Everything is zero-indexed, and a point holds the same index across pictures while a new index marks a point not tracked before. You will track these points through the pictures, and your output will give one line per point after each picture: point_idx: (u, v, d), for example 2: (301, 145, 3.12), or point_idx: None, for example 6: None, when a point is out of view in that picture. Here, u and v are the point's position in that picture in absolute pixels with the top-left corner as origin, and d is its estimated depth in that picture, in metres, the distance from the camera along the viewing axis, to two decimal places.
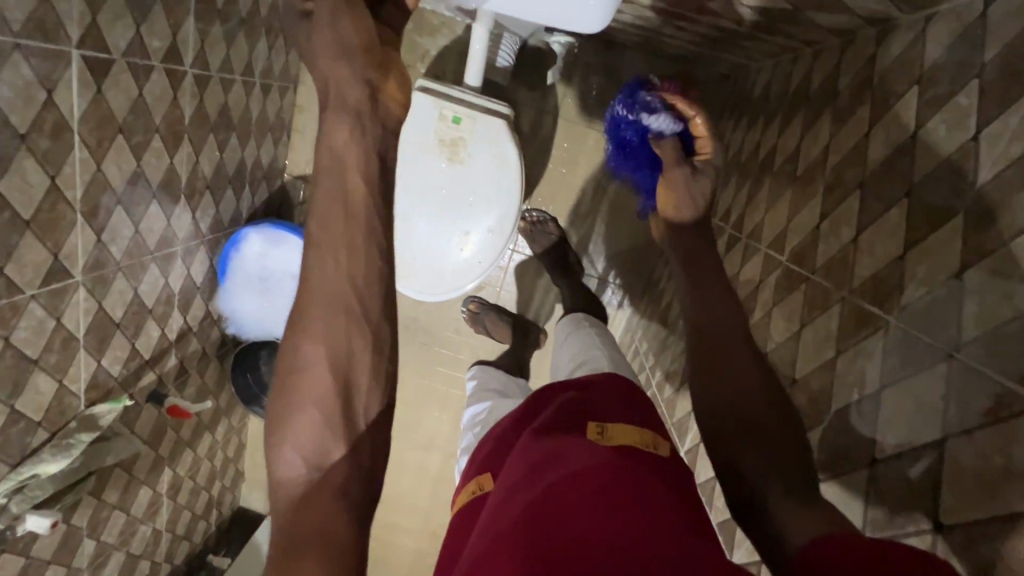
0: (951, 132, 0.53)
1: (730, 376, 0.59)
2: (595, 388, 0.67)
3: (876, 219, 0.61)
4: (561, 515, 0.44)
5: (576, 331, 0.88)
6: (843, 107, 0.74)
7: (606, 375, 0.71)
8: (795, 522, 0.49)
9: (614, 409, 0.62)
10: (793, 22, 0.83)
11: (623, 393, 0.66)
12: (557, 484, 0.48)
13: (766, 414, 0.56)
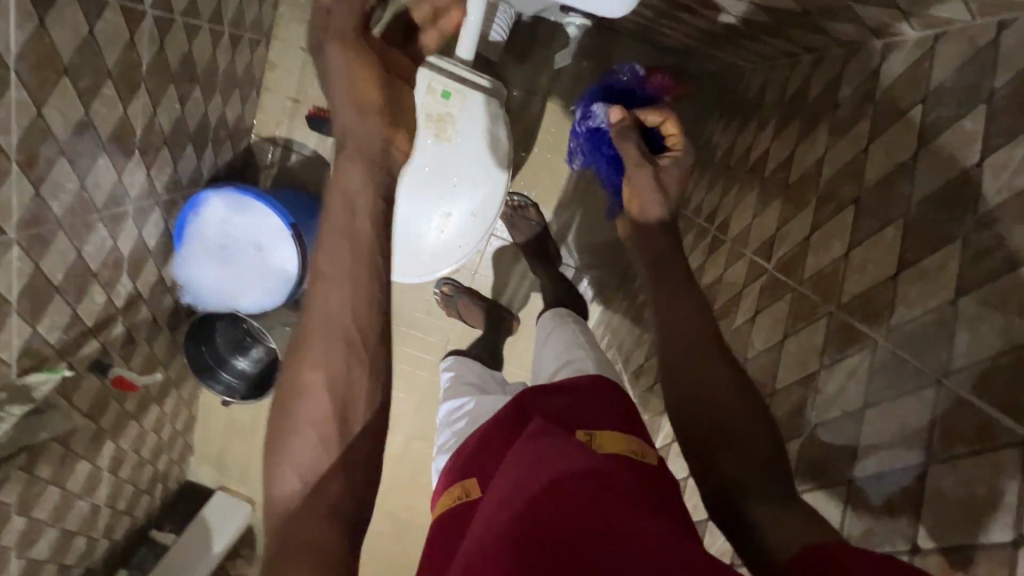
0: (955, 156, 0.53)
1: (706, 383, 0.57)
2: (580, 395, 0.66)
3: (870, 236, 0.61)
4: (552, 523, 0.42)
5: (559, 328, 0.87)
6: (842, 119, 0.73)
7: (586, 376, 0.71)
8: (778, 538, 0.48)
9: (598, 416, 0.62)
10: (799, 26, 0.82)
11: (609, 400, 0.66)
12: (549, 488, 0.46)
13: (745, 424, 0.55)
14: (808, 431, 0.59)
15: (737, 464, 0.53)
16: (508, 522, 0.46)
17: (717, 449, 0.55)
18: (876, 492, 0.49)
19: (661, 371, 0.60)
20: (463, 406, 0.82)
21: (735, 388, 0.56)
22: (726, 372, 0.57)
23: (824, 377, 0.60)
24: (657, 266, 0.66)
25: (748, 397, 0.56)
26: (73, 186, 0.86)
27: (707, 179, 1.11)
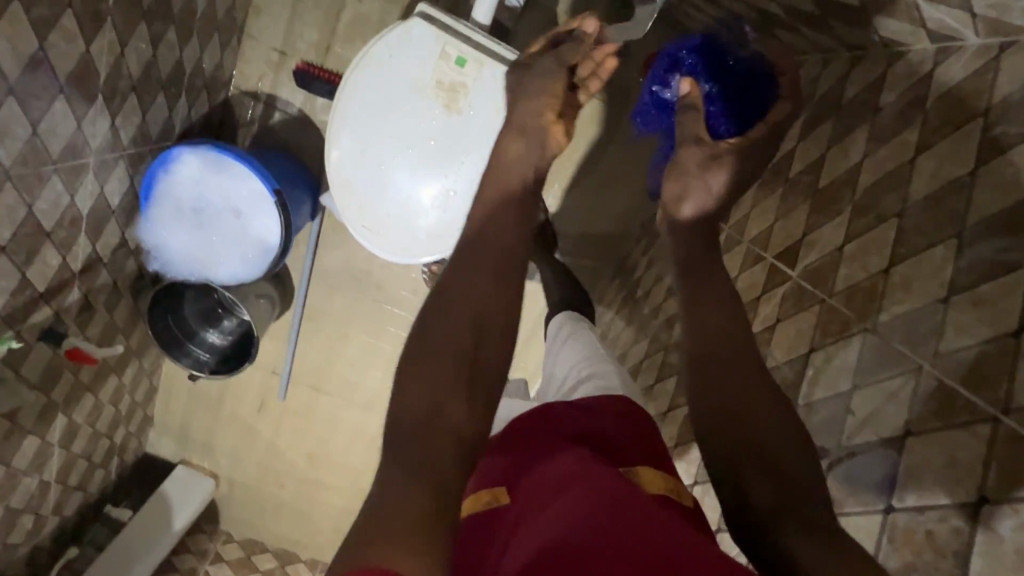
0: (1022, 177, 0.50)
1: (748, 401, 0.53)
2: (602, 411, 0.61)
3: (916, 253, 0.58)
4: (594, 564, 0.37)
5: (575, 336, 0.81)
6: (885, 125, 0.70)
7: (610, 397, 0.64)
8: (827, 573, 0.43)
9: (622, 440, 0.58)
10: (846, 21, 0.78)
11: (631, 421, 0.61)
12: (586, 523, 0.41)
13: (787, 448, 0.51)
14: (835, 455, 0.57)
15: (775, 491, 0.49)
16: (542, 557, 0.39)
17: (757, 472, 0.50)
18: (915, 526, 0.47)
19: (690, 382, 0.57)
20: None
21: (774, 404, 0.53)
22: (767, 389, 0.53)
23: (856, 397, 0.58)
24: (693, 280, 0.62)
25: (785, 416, 0.52)
26: (23, 131, 0.75)
27: None
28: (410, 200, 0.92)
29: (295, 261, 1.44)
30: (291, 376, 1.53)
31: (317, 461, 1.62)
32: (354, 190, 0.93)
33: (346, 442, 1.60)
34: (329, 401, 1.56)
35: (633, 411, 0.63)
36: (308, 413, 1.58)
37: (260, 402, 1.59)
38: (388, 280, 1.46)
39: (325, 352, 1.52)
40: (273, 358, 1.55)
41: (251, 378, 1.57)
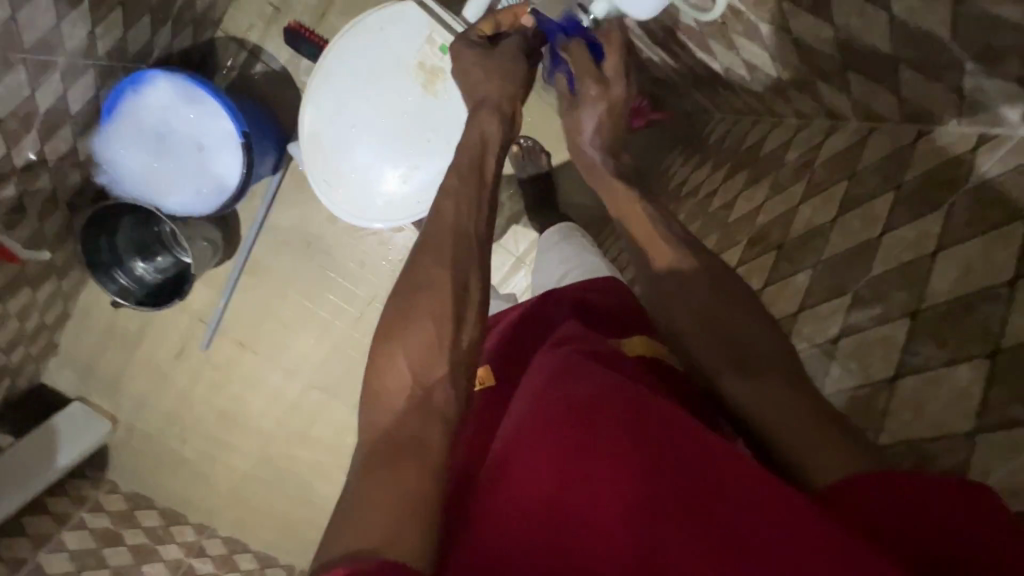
0: (862, 227, 0.63)
1: (699, 313, 0.58)
2: (603, 312, 0.72)
3: (783, 278, 0.71)
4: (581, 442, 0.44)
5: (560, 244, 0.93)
6: (785, 177, 0.81)
7: (606, 280, 0.79)
8: (809, 459, 0.48)
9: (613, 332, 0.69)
10: (757, 92, 0.90)
11: (625, 314, 0.72)
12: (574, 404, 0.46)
13: (765, 353, 0.54)
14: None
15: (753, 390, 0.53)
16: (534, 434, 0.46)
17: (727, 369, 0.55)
18: None
19: (661, 296, 0.61)
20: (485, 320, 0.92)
21: (742, 319, 0.56)
22: (725, 302, 0.57)
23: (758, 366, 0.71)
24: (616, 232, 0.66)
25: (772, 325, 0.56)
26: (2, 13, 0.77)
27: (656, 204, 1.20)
28: (371, 168, 0.99)
29: (247, 212, 1.46)
30: (219, 325, 1.51)
31: (226, 417, 1.58)
32: (322, 143, 0.99)
33: (263, 404, 1.57)
34: (254, 358, 1.54)
35: (631, 312, 0.72)
36: (230, 368, 1.55)
37: (180, 348, 1.55)
38: (339, 250, 1.48)
39: (261, 309, 1.50)
40: (203, 305, 1.52)
41: (177, 321, 1.54)
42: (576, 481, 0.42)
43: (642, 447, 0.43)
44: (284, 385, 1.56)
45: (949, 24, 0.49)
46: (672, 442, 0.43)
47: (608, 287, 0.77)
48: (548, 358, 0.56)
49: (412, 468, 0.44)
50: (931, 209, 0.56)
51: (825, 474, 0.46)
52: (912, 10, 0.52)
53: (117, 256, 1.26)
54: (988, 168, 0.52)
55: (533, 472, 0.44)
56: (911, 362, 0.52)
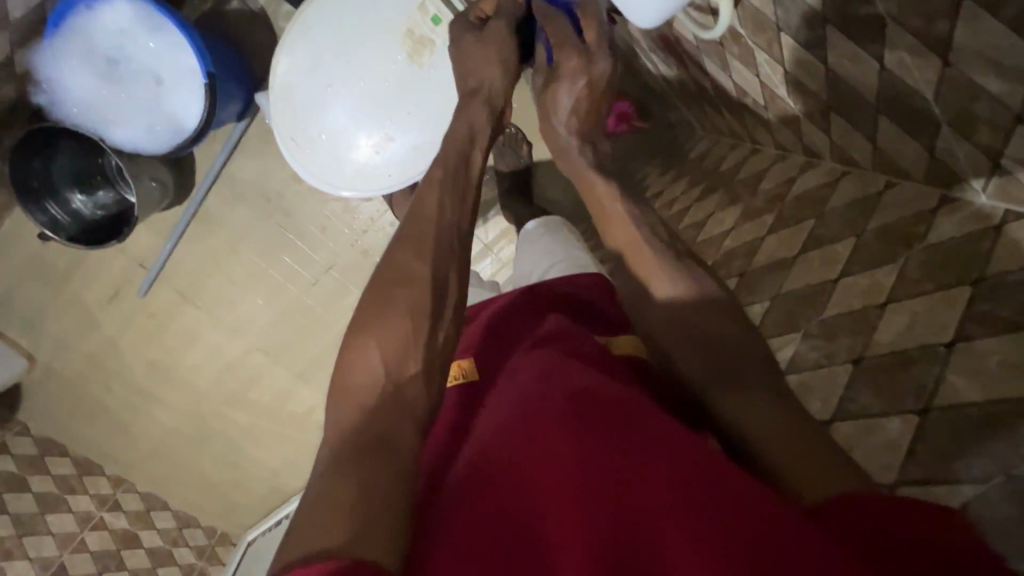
0: (822, 267, 0.64)
1: (681, 319, 0.57)
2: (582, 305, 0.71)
3: (742, 306, 0.73)
4: (552, 449, 0.42)
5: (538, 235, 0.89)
6: (757, 206, 0.82)
7: (586, 276, 0.76)
8: (789, 469, 0.46)
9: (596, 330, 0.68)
10: (740, 116, 0.90)
11: (605, 314, 0.71)
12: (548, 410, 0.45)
13: (751, 361, 0.53)
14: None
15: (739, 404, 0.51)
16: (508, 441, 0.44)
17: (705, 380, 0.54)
18: None
19: (642, 307, 0.60)
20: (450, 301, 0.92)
21: (729, 326, 0.55)
22: (705, 320, 0.56)
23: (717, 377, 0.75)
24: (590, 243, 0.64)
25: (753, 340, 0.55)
26: None
27: None
28: (343, 132, 0.94)
29: (205, 157, 1.37)
30: (160, 272, 1.40)
31: (157, 369, 1.49)
32: (294, 98, 0.93)
33: (199, 360, 1.49)
34: (194, 312, 1.45)
35: (613, 313, 0.71)
36: (166, 319, 1.45)
37: (114, 291, 1.43)
38: (300, 211, 1.41)
39: (206, 262, 1.41)
40: (144, 249, 1.40)
41: (112, 263, 1.41)
42: (554, 482, 0.40)
43: (622, 447, 0.41)
44: (224, 343, 1.48)
45: (934, 82, 0.49)
46: (660, 444, 0.41)
47: (594, 282, 0.76)
48: (534, 359, 0.55)
49: (370, 470, 0.41)
50: (887, 262, 0.57)
51: (808, 488, 0.44)
52: (903, 64, 0.51)
53: (52, 185, 1.15)
54: (946, 229, 0.54)
55: (503, 478, 0.42)
56: (847, 409, 0.54)
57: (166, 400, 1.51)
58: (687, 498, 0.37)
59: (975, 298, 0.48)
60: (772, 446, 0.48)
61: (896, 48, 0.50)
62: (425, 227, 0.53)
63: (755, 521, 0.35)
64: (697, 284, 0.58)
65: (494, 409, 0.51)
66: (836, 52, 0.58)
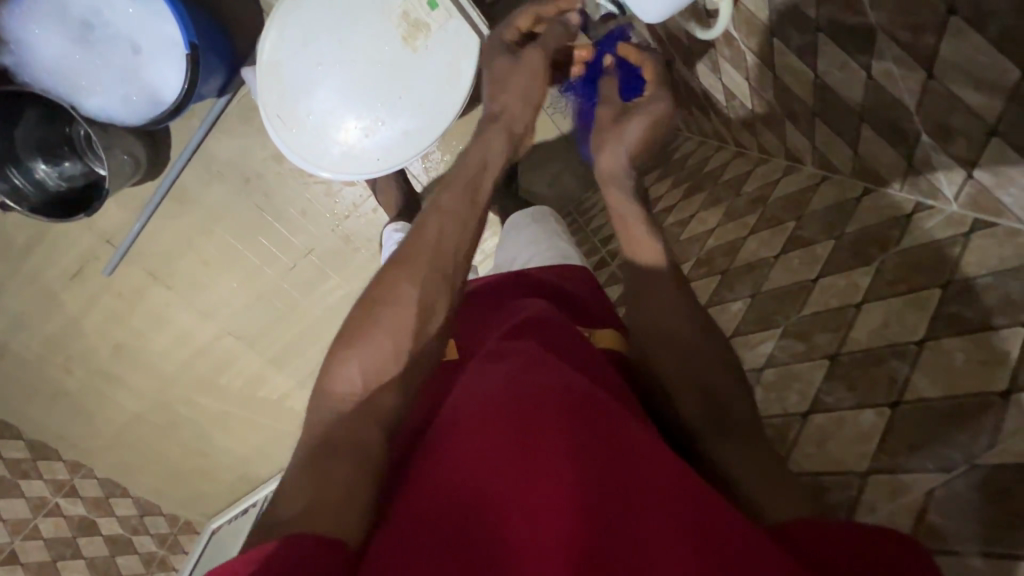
0: (801, 267, 0.67)
1: (662, 326, 0.58)
2: (571, 301, 0.71)
3: (724, 302, 0.76)
4: (530, 438, 0.41)
5: (522, 225, 0.90)
6: (739, 207, 0.84)
7: (572, 268, 0.77)
8: (760, 498, 0.47)
9: (581, 322, 0.68)
10: (725, 118, 0.93)
11: (590, 309, 0.71)
12: (530, 398, 0.44)
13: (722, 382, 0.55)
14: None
15: (723, 442, 0.53)
16: (484, 423, 0.43)
17: (690, 397, 0.55)
18: None
19: (631, 310, 0.60)
20: None
21: (704, 347, 0.56)
22: (693, 332, 0.57)
23: None
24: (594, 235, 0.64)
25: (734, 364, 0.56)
26: None
27: None
28: (333, 113, 0.92)
29: (179, 132, 1.31)
30: (128, 251, 1.34)
31: (122, 352, 1.43)
32: (281, 76, 0.91)
33: (168, 343, 1.44)
34: (163, 294, 1.39)
35: (598, 308, 0.72)
36: (134, 300, 1.39)
37: (78, 269, 1.35)
38: (279, 193, 1.36)
39: (178, 242, 1.36)
40: (111, 226, 1.33)
41: (73, 238, 1.33)
42: (527, 472, 0.39)
43: (600, 448, 0.41)
44: (194, 326, 1.44)
45: (917, 93, 0.51)
46: (639, 452, 0.42)
47: (584, 280, 0.76)
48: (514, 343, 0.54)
49: None
50: (863, 263, 0.60)
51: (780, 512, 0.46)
52: (889, 74, 0.53)
53: (13, 154, 1.09)
54: (920, 233, 0.57)
55: (473, 459, 0.41)
56: (820, 403, 0.57)
57: (129, 383, 1.46)
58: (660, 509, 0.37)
59: (944, 299, 0.51)
60: (737, 468, 0.50)
61: (885, 58, 0.52)
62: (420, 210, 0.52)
63: (716, 534, 0.35)
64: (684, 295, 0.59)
65: (466, 389, 0.50)
66: (826, 60, 0.60)
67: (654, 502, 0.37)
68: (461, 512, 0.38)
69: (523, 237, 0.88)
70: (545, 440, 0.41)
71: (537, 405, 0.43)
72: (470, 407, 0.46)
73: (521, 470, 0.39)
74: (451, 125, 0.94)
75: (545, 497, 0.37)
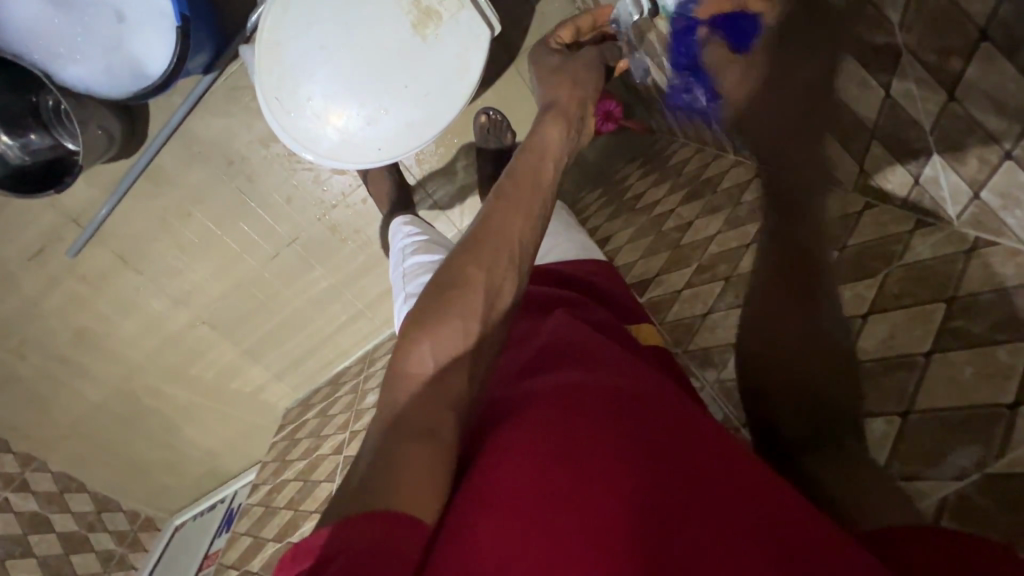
0: None
1: (793, 355, 0.56)
2: (617, 304, 0.69)
3: (727, 308, 0.78)
4: (597, 442, 0.40)
5: None
6: (741, 215, 0.85)
7: (600, 265, 0.76)
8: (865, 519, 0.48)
9: (619, 318, 0.67)
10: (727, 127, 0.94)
11: (631, 309, 0.69)
12: (594, 401, 0.43)
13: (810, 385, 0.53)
14: (707, 397, 0.76)
15: (832, 469, 0.53)
16: (546, 421, 0.42)
17: (805, 423, 0.55)
18: None
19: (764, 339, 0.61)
20: (432, 265, 0.87)
21: (798, 357, 0.56)
22: (826, 363, 0.57)
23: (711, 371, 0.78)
24: None
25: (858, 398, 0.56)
26: None
27: (608, 209, 1.24)
28: (335, 99, 0.89)
29: (158, 108, 1.23)
30: (97, 232, 1.26)
31: (85, 338, 1.34)
32: (282, 56, 0.87)
33: (137, 330, 1.37)
34: (134, 278, 1.32)
35: (634, 308, 0.70)
36: (101, 284, 1.30)
37: (38, 249, 1.25)
38: (264, 178, 1.31)
39: (151, 224, 1.28)
40: (77, 203, 1.24)
41: (31, 215, 1.23)
42: (598, 478, 0.38)
43: (669, 456, 0.40)
44: (166, 313, 1.37)
45: (935, 114, 0.53)
46: (707, 459, 0.41)
47: (626, 283, 0.74)
48: (566, 340, 0.53)
49: (420, 455, 0.39)
50: (869, 276, 0.63)
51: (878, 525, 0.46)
52: (908, 93, 0.55)
53: None
54: (924, 248, 0.59)
55: (537, 457, 0.39)
56: None
57: (91, 371, 1.37)
58: (734, 523, 0.37)
59: (948, 313, 0.53)
60: (834, 485, 0.51)
61: (906, 78, 0.54)
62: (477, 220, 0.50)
63: (794, 549, 0.36)
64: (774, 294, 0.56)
65: (520, 383, 0.48)
66: None
67: (730, 507, 0.38)
68: (534, 503, 0.37)
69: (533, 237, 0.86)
70: (613, 445, 0.40)
71: (601, 408, 0.42)
72: (526, 404, 0.44)
73: (590, 475, 0.38)
74: (455, 118, 0.93)
75: (622, 496, 0.37)
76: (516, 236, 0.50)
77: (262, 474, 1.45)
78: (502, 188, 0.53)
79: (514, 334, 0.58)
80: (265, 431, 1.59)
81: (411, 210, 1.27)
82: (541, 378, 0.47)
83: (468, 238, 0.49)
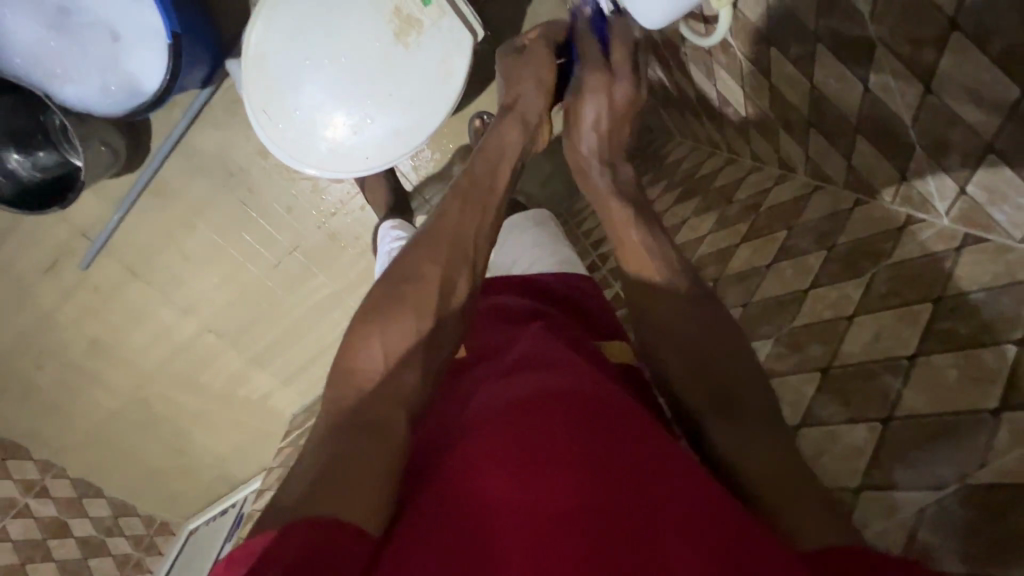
0: (795, 276, 0.66)
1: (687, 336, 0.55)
2: (594, 319, 0.68)
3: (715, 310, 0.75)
4: (558, 455, 0.39)
5: (515, 230, 0.88)
6: (732, 214, 0.83)
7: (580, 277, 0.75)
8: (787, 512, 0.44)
9: (592, 333, 0.66)
10: (719, 125, 0.92)
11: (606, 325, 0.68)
12: (555, 412, 0.42)
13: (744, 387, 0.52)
14: None
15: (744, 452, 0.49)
16: (507, 433, 0.41)
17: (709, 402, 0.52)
18: None
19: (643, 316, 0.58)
20: None
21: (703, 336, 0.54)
22: (717, 339, 0.54)
23: None
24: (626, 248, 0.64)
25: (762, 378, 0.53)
26: None
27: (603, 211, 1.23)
28: (321, 108, 0.90)
29: (161, 123, 1.26)
30: (107, 245, 1.29)
31: (98, 349, 1.38)
32: (268, 70, 0.88)
33: (147, 340, 1.40)
34: (143, 289, 1.35)
35: (609, 322, 0.69)
36: (112, 295, 1.34)
37: (51, 262, 1.29)
38: (264, 188, 1.33)
39: (158, 236, 1.31)
40: (87, 218, 1.28)
41: (44, 230, 1.27)
42: (557, 492, 0.37)
43: (629, 470, 0.39)
44: (174, 323, 1.40)
45: (914, 107, 0.51)
46: (669, 472, 0.40)
47: (603, 296, 0.73)
48: (535, 347, 0.52)
49: (367, 467, 0.38)
50: (855, 275, 0.60)
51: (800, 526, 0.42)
52: (887, 87, 0.53)
53: None
54: (915, 245, 0.57)
55: (496, 472, 0.39)
56: (816, 417, 0.56)
57: (104, 380, 1.41)
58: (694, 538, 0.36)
59: (936, 314, 0.51)
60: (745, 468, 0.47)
61: (883, 71, 0.52)
62: (441, 232, 0.50)
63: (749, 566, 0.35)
64: (708, 300, 0.56)
65: (484, 393, 0.47)
66: (825, 71, 0.60)
67: (690, 522, 0.37)
68: (489, 519, 0.37)
69: (521, 244, 0.85)
70: (573, 459, 0.39)
71: (563, 420, 0.42)
72: (488, 414, 0.44)
73: (548, 490, 0.37)
74: (441, 125, 0.92)
75: (580, 511, 0.36)
76: (473, 236, 0.51)
77: (269, 480, 1.47)
78: (464, 183, 0.54)
79: (486, 341, 0.58)
80: (273, 437, 1.61)
81: (407, 216, 1.28)
82: (506, 387, 0.47)
83: (430, 248, 0.49)
